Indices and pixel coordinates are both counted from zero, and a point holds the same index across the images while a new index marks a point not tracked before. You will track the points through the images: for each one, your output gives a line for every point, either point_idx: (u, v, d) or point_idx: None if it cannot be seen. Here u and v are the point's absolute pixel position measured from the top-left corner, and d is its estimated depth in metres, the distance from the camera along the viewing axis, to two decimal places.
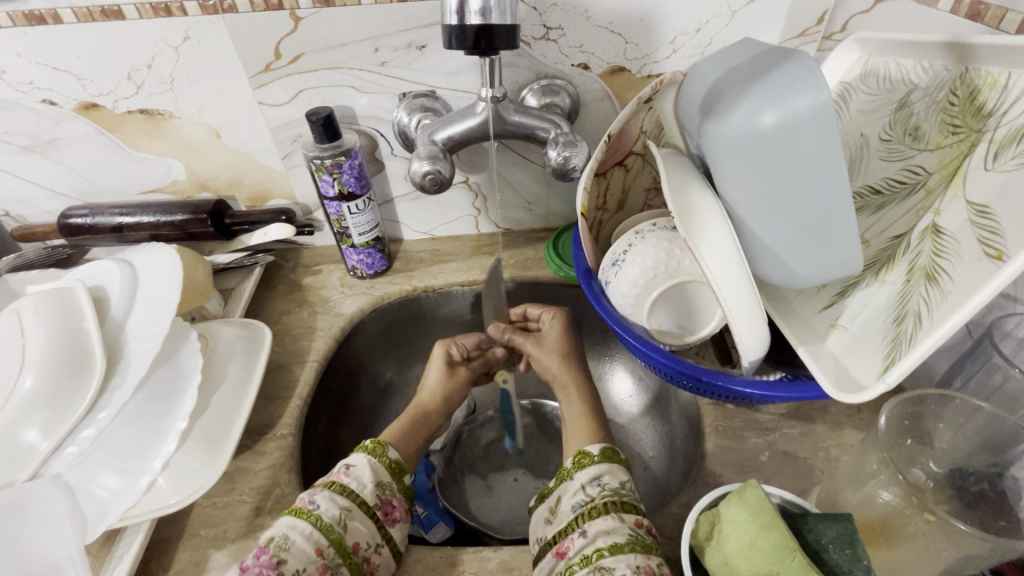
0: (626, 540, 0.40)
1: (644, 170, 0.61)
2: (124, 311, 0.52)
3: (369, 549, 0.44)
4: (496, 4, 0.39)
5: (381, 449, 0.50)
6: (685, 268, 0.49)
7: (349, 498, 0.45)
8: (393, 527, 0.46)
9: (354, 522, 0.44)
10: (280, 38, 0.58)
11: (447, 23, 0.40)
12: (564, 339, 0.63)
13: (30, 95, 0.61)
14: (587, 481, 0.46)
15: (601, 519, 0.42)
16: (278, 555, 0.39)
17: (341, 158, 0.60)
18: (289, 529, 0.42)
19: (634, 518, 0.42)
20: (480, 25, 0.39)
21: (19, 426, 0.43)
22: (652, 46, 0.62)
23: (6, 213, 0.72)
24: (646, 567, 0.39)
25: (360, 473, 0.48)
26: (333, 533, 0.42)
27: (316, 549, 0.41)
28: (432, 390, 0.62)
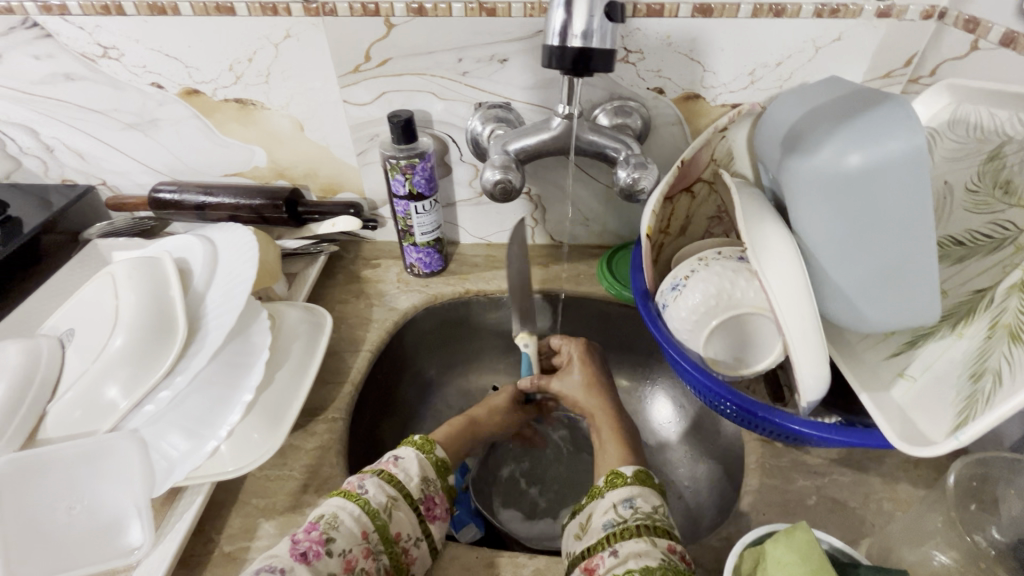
0: (658, 565, 0.40)
1: (710, 198, 0.61)
2: (205, 284, 0.56)
3: (409, 541, 0.45)
4: (598, 28, 0.40)
5: (429, 446, 0.53)
6: (748, 300, 0.48)
7: (396, 489, 0.46)
8: (434, 523, 0.48)
9: (397, 512, 0.45)
10: (372, 43, 0.61)
11: (548, 44, 0.41)
12: (589, 370, 0.64)
13: (141, 78, 0.66)
14: (620, 501, 0.46)
15: (633, 541, 0.42)
16: (330, 532, 0.41)
17: (416, 159, 0.63)
18: (340, 508, 0.43)
19: (668, 544, 0.42)
20: (580, 47, 0.40)
21: (106, 381, 0.47)
22: (730, 76, 0.62)
23: (103, 182, 0.78)
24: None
25: (407, 465, 0.49)
26: (378, 519, 0.44)
27: (362, 532, 0.43)
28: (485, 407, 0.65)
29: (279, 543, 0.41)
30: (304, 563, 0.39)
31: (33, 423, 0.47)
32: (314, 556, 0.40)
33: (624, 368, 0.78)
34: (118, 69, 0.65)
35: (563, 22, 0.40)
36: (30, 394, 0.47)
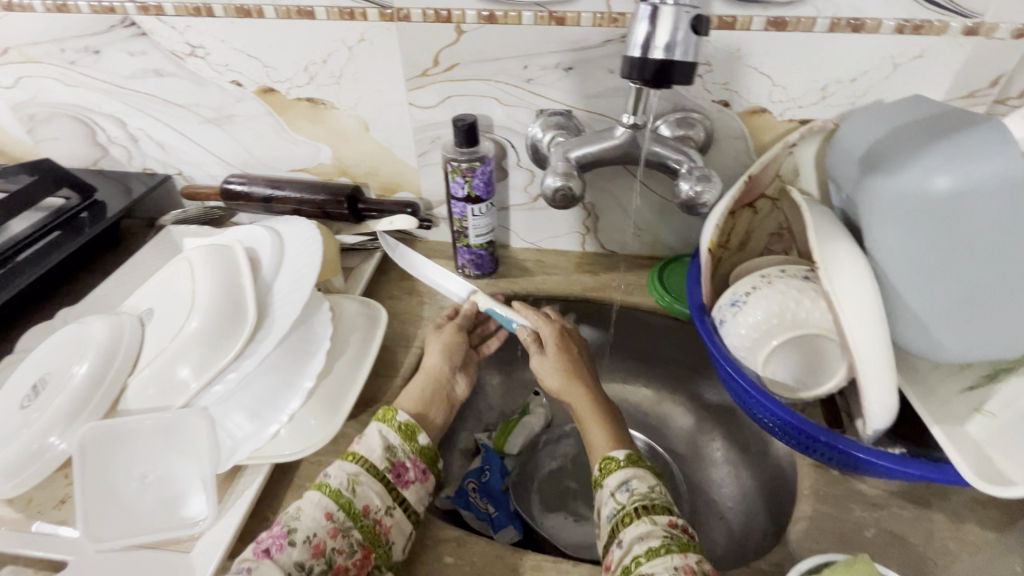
0: (661, 543, 0.41)
1: (772, 214, 0.60)
2: (272, 273, 0.58)
3: (380, 512, 0.47)
4: (681, 40, 0.40)
5: (390, 414, 0.53)
6: (812, 321, 0.47)
7: (357, 465, 0.48)
8: (405, 489, 0.49)
9: (361, 488, 0.47)
10: (441, 48, 0.63)
11: (629, 56, 0.42)
12: (563, 342, 0.62)
13: (223, 76, 0.70)
14: (616, 488, 0.47)
15: (634, 525, 0.43)
16: (289, 523, 0.44)
17: (476, 163, 0.64)
18: (305, 499, 0.46)
19: (668, 520, 0.44)
20: (662, 60, 0.40)
21: (180, 360, 0.50)
22: (800, 91, 0.61)
23: (179, 173, 0.83)
24: (685, 566, 0.40)
25: (370, 440, 0.51)
26: (341, 498, 0.46)
27: (326, 515, 0.45)
28: (449, 368, 0.63)
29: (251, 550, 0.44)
30: (267, 557, 0.42)
31: (115, 396, 0.50)
32: (277, 549, 0.43)
33: (669, 382, 0.77)
34: (203, 66, 0.69)
35: (646, 34, 0.40)
36: (115, 366, 0.51)
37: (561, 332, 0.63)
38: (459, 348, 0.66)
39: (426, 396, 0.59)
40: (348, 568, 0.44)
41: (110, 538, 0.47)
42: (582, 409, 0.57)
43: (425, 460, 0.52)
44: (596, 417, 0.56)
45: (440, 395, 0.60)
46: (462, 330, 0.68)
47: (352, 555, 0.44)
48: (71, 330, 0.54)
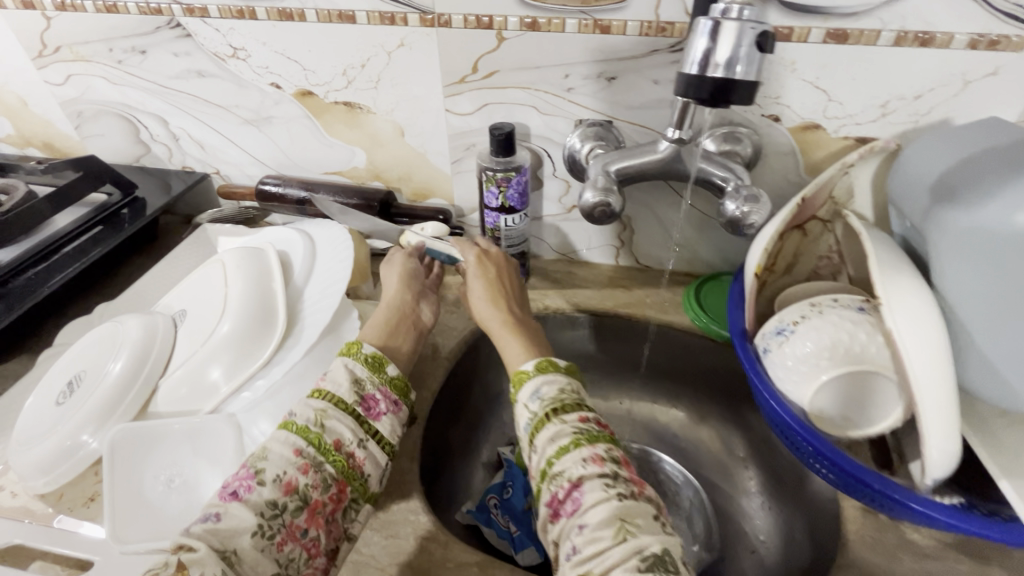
0: (570, 440, 0.44)
1: (823, 236, 0.57)
2: (304, 279, 0.59)
3: (352, 445, 0.45)
4: (744, 58, 0.37)
5: (355, 347, 0.51)
6: (870, 357, 0.44)
7: (323, 399, 0.46)
8: (378, 421, 0.48)
9: (330, 422, 0.46)
10: (480, 55, 0.62)
11: (684, 72, 0.40)
12: (487, 264, 0.61)
13: (263, 78, 0.70)
14: (527, 398, 0.48)
15: (546, 429, 0.45)
16: (256, 464, 0.42)
17: (512, 173, 0.63)
18: (270, 438, 0.44)
19: (578, 416, 0.46)
20: (722, 78, 0.38)
21: (210, 363, 0.50)
22: (857, 107, 0.57)
23: (217, 172, 0.83)
24: (594, 456, 0.42)
25: (336, 374, 0.49)
26: (310, 433, 0.44)
27: (296, 452, 0.43)
28: (410, 296, 0.60)
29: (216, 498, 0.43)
30: (236, 499, 0.41)
31: (146, 397, 0.51)
32: (244, 490, 0.41)
33: (701, 404, 0.74)
34: (243, 68, 0.70)
35: (706, 50, 0.38)
36: (147, 366, 0.51)
37: (482, 254, 0.62)
38: (419, 274, 0.63)
39: (393, 323, 0.57)
40: (324, 502, 0.43)
41: (134, 540, 0.45)
42: (497, 324, 0.57)
43: (396, 392, 0.50)
44: (510, 328, 0.56)
45: (407, 322, 0.58)
46: (415, 257, 0.65)
47: (328, 490, 0.43)
48: (107, 328, 0.55)
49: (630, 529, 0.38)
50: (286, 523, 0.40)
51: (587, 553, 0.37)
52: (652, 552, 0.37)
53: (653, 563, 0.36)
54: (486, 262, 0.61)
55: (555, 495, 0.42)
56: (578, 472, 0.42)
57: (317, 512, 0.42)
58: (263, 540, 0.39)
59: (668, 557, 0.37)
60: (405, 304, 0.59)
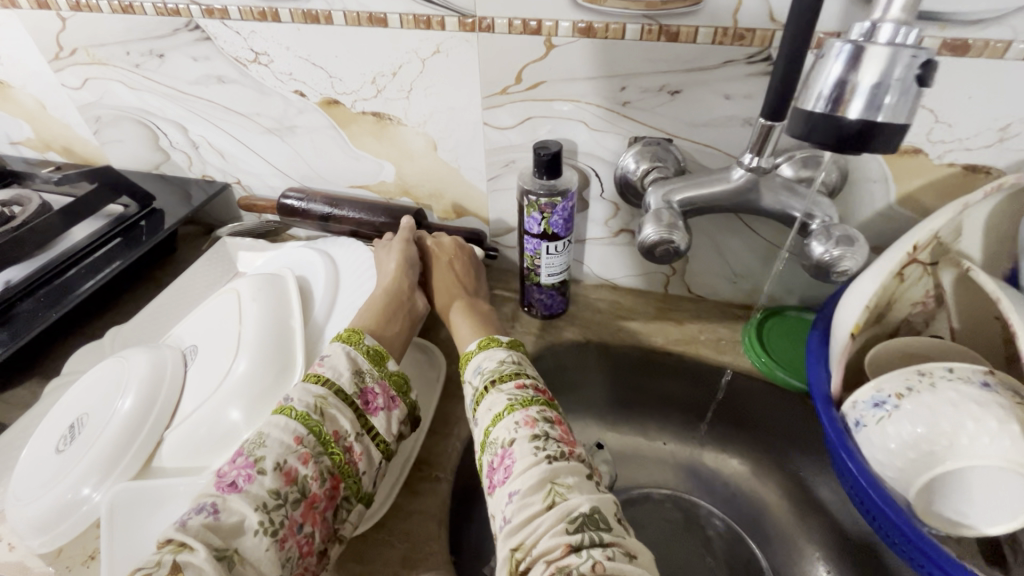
0: (505, 407, 0.46)
1: (920, 281, 0.49)
2: (325, 313, 0.55)
3: (350, 439, 0.44)
4: (894, 94, 0.30)
5: (357, 337, 0.50)
6: (993, 451, 0.36)
7: (323, 386, 0.45)
8: (374, 416, 0.46)
9: (331, 412, 0.44)
10: (526, 64, 0.55)
11: (810, 107, 0.33)
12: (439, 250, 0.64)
13: (287, 85, 0.64)
14: (471, 375, 0.51)
15: (487, 400, 0.48)
16: (254, 452, 0.40)
17: (557, 198, 0.56)
18: (268, 424, 0.42)
19: (516, 385, 0.48)
20: (863, 117, 0.31)
21: (226, 409, 0.45)
22: (971, 131, 0.48)
23: (237, 181, 0.78)
24: (527, 420, 0.44)
25: (336, 361, 0.47)
26: (310, 421, 0.43)
27: (296, 439, 0.41)
28: (409, 283, 0.58)
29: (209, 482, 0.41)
30: (235, 490, 0.39)
31: (151, 449, 0.46)
32: (244, 480, 0.39)
33: (757, 451, 0.66)
34: (266, 74, 0.64)
35: (843, 82, 0.31)
36: (154, 414, 0.47)
37: (435, 242, 0.65)
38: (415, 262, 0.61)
39: (388, 304, 0.55)
40: (320, 497, 0.41)
41: None
42: (454, 309, 0.61)
43: (394, 387, 0.49)
44: (466, 313, 0.60)
45: (403, 308, 0.56)
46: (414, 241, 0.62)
47: (325, 483, 0.41)
48: (110, 365, 0.51)
49: (559, 491, 0.39)
50: (287, 516, 0.39)
51: (520, 522, 0.39)
52: (582, 512, 0.38)
53: (582, 522, 0.38)
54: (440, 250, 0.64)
55: (491, 463, 0.44)
56: (510, 436, 0.44)
57: (314, 506, 0.40)
58: (266, 537, 0.37)
59: (598, 515, 0.39)
60: (401, 291, 0.57)
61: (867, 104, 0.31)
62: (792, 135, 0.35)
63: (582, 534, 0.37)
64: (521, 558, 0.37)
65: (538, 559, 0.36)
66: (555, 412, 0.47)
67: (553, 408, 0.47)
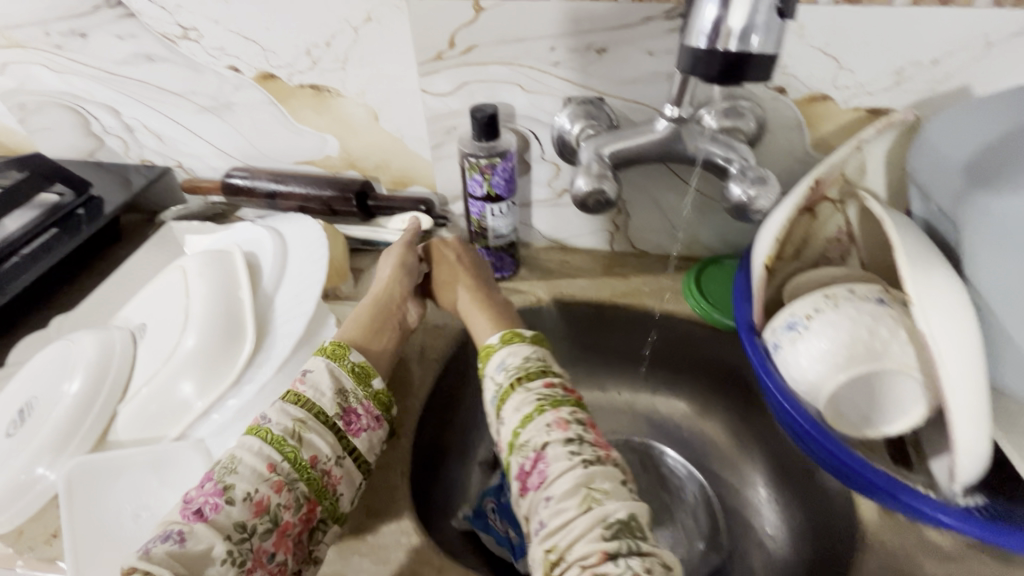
0: (534, 407, 0.44)
1: (834, 217, 0.53)
2: (275, 285, 0.54)
3: (328, 463, 0.42)
4: (761, 29, 0.33)
5: (342, 352, 0.48)
6: (893, 358, 0.40)
7: (303, 409, 0.43)
8: (356, 438, 0.45)
9: (307, 437, 0.42)
10: (457, 28, 0.56)
11: (691, 43, 0.35)
12: (445, 249, 0.63)
13: (219, 61, 0.64)
14: (493, 370, 0.49)
15: (513, 397, 0.46)
16: (223, 479, 0.39)
17: (496, 159, 0.58)
18: (238, 447, 0.41)
19: (544, 382, 0.46)
20: (736, 50, 0.34)
21: (178, 381, 0.46)
22: (870, 76, 0.52)
23: (178, 164, 0.77)
24: (559, 421, 0.43)
25: (318, 378, 0.46)
26: (286, 447, 0.41)
27: (267, 467, 0.40)
28: (402, 292, 0.58)
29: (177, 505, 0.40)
30: (201, 519, 0.37)
31: (105, 423, 0.47)
32: (211, 509, 0.38)
33: (703, 394, 0.71)
34: (196, 50, 0.63)
35: (719, 19, 0.34)
36: (105, 389, 0.47)
37: (438, 241, 0.63)
38: (413, 267, 0.61)
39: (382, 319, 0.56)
40: (294, 524, 0.40)
41: None
42: (462, 304, 0.59)
43: (379, 407, 0.47)
44: (477, 304, 0.58)
45: (392, 317, 0.56)
46: (411, 246, 0.63)
47: (299, 511, 0.40)
48: (57, 348, 0.50)
49: (595, 497, 0.39)
50: (254, 548, 0.37)
51: (555, 526, 0.38)
52: (617, 519, 0.37)
53: (617, 530, 0.37)
54: (444, 247, 0.63)
55: (523, 467, 0.42)
56: (542, 440, 0.42)
57: (288, 534, 0.39)
58: (232, 569, 0.36)
59: (634, 522, 0.38)
60: (393, 300, 0.57)
61: (740, 39, 0.34)
62: (681, 71, 0.38)
63: (620, 541, 0.36)
64: (555, 559, 0.37)
65: (573, 565, 0.36)
66: (586, 412, 0.45)
67: (583, 408, 0.46)
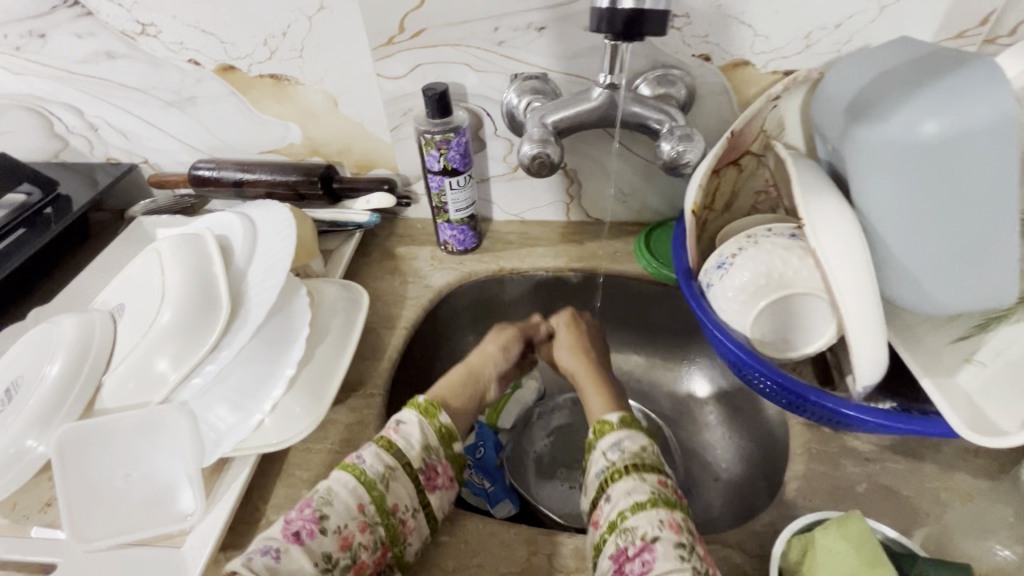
0: (648, 498, 0.43)
1: (758, 172, 0.58)
2: (246, 262, 0.55)
3: (406, 513, 0.45)
4: None
5: (434, 411, 0.51)
6: (801, 281, 0.46)
7: (394, 456, 0.46)
8: (432, 493, 0.48)
9: (394, 484, 0.45)
10: (406, 13, 0.60)
11: (597, 5, 0.41)
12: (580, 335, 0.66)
13: (179, 55, 0.66)
14: (607, 448, 0.48)
15: (622, 482, 0.45)
16: (323, 509, 0.42)
17: (450, 134, 0.62)
18: (337, 481, 0.44)
19: (658, 479, 0.45)
20: (632, 9, 0.39)
21: (155, 354, 0.48)
22: (782, 40, 0.58)
23: (145, 161, 0.79)
24: (671, 522, 0.42)
25: (410, 431, 0.49)
26: (374, 490, 0.44)
27: (358, 506, 0.43)
28: (490, 370, 0.62)
29: (275, 520, 0.43)
30: (297, 542, 0.41)
31: (91, 395, 0.49)
32: (307, 534, 0.41)
33: (659, 350, 0.77)
34: (156, 46, 0.66)
35: None
36: (87, 365, 0.49)
37: (573, 317, 0.68)
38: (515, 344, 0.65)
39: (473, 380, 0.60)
40: (367, 565, 0.43)
41: (98, 538, 0.45)
42: (579, 374, 0.61)
43: (455, 467, 0.50)
44: (590, 379, 0.60)
45: (472, 385, 0.59)
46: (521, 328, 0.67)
47: (375, 553, 0.43)
48: (41, 331, 0.52)
49: None
50: None
51: None
52: None
53: None
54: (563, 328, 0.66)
55: (624, 551, 0.41)
56: (654, 532, 0.41)
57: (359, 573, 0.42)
58: None
59: None
60: (483, 370, 0.61)
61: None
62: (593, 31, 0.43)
63: None
64: None
65: None
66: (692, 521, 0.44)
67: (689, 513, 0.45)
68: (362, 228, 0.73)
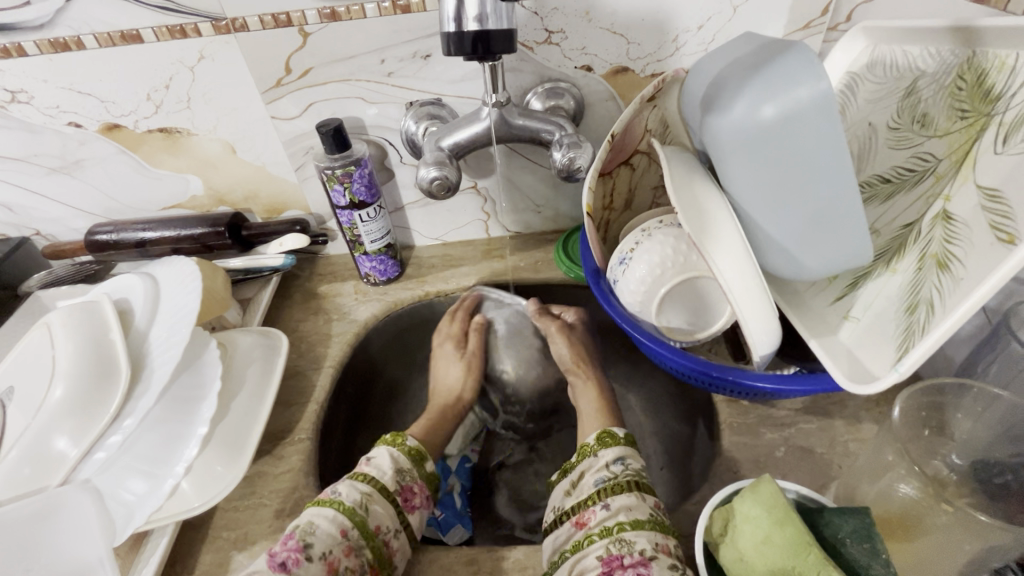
0: (647, 518, 0.44)
1: (650, 168, 0.61)
2: (148, 320, 0.53)
3: (389, 533, 0.46)
4: (491, 11, 0.42)
5: (400, 439, 0.54)
6: (693, 265, 0.49)
7: (369, 483, 0.47)
8: (411, 513, 0.49)
9: (374, 507, 0.46)
10: (289, 54, 0.60)
11: (446, 30, 0.43)
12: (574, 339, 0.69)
13: (57, 119, 0.64)
14: (611, 460, 0.49)
15: (625, 495, 0.45)
16: (306, 537, 0.41)
17: (352, 167, 0.62)
18: (314, 514, 0.44)
19: (654, 501, 0.46)
20: (477, 31, 0.42)
21: (51, 434, 0.44)
22: (655, 45, 0.61)
23: (37, 232, 0.76)
24: (664, 546, 0.42)
25: (380, 462, 0.50)
26: (356, 515, 0.44)
27: (341, 531, 0.43)
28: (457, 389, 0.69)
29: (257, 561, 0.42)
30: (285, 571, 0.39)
31: None
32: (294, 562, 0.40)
33: None
34: (31, 112, 0.63)
35: (457, 8, 0.41)
36: None
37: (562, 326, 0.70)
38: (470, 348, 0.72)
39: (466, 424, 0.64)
40: None
41: None
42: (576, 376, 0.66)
43: (429, 485, 0.53)
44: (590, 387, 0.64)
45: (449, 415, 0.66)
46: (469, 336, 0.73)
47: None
48: None
49: None
50: None
51: None
52: None
53: None
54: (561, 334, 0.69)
55: (620, 559, 0.41)
56: (649, 551, 0.41)
57: None
58: None
59: None
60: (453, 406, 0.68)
61: (479, 20, 0.42)
62: (448, 55, 0.45)
63: None
64: None
65: None
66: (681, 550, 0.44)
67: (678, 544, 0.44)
68: (277, 271, 0.71)
